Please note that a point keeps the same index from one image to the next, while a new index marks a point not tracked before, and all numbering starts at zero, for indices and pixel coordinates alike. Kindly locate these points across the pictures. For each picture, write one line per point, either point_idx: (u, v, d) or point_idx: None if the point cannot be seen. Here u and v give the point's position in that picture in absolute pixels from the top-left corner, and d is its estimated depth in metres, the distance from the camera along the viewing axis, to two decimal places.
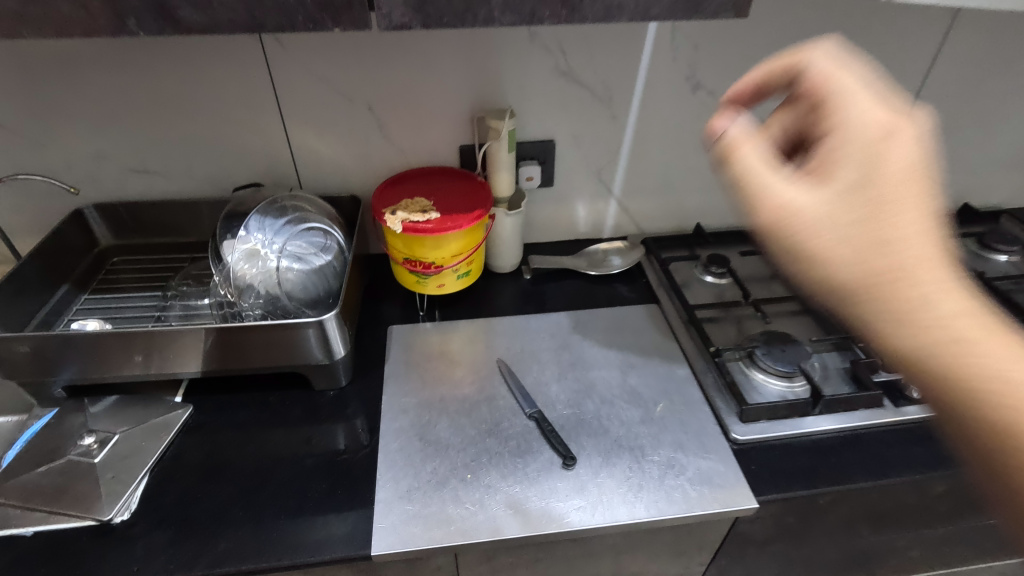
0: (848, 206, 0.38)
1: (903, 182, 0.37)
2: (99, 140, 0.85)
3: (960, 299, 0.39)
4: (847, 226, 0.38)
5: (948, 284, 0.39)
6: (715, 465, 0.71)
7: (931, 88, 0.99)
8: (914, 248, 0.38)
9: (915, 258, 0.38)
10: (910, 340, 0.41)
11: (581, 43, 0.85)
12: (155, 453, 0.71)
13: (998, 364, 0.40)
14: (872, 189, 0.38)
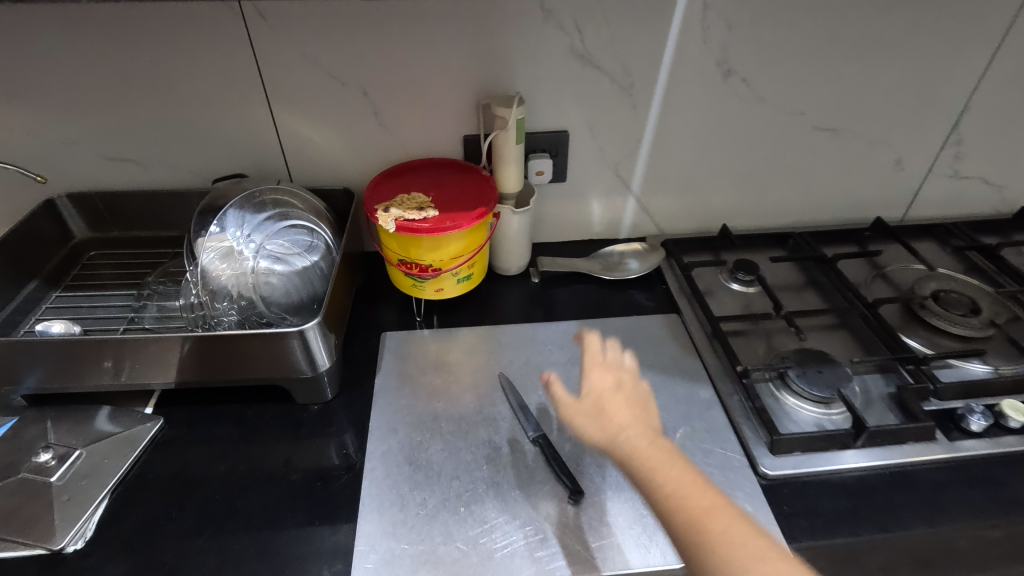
0: (599, 425, 0.61)
1: (625, 406, 0.62)
2: (71, 124, 0.79)
3: (689, 484, 0.56)
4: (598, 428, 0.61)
5: (682, 486, 0.56)
6: (743, 504, 0.62)
7: (993, 78, 0.88)
8: (642, 448, 0.59)
9: (643, 461, 0.58)
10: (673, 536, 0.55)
11: (599, 23, 0.76)
12: (118, 472, 0.64)
13: (731, 549, 0.51)
14: (611, 412, 0.62)
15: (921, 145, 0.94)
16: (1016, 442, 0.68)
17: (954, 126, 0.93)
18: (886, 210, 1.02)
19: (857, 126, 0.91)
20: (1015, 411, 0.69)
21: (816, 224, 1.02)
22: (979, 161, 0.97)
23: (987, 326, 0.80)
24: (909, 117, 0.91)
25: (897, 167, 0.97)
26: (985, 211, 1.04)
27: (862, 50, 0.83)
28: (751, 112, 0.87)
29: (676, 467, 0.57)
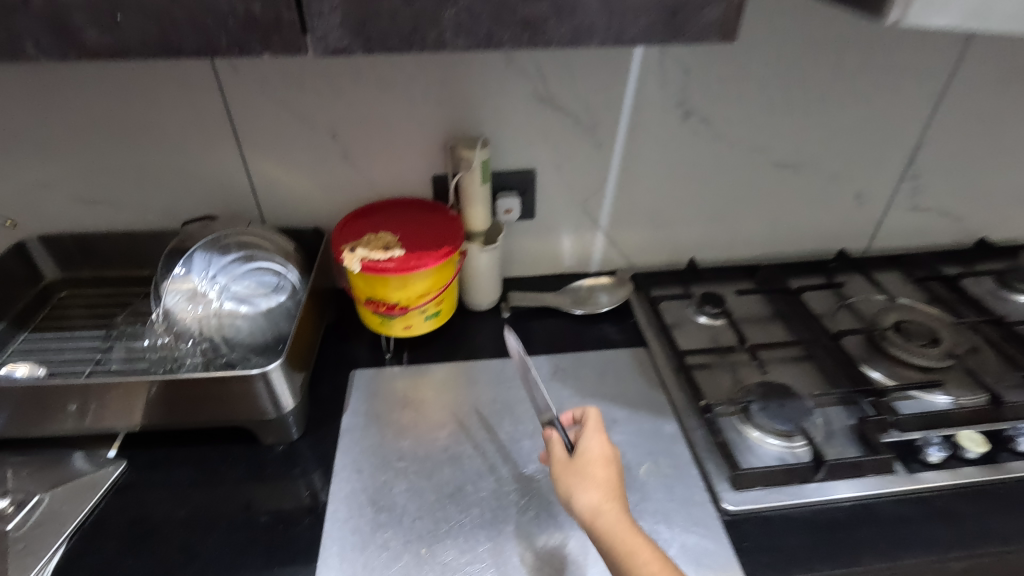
0: (576, 490, 0.58)
1: (611, 475, 0.60)
2: (42, 167, 0.80)
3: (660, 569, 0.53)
4: (580, 490, 0.58)
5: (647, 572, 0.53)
6: (705, 541, 0.62)
7: (943, 116, 0.91)
8: (613, 520, 0.56)
9: (616, 538, 0.55)
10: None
11: (560, 68, 0.79)
12: (76, 517, 0.64)
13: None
14: (588, 479, 0.58)
15: (880, 180, 0.97)
16: (974, 473, 0.69)
17: (910, 161, 0.96)
18: (850, 241, 1.05)
19: (816, 162, 0.94)
20: (972, 442, 0.70)
21: (783, 256, 1.05)
22: (936, 194, 1.01)
23: (945, 356, 0.82)
24: (866, 153, 0.94)
25: (858, 200, 0.99)
26: (946, 241, 1.07)
27: (816, 91, 0.86)
28: (712, 150, 0.90)
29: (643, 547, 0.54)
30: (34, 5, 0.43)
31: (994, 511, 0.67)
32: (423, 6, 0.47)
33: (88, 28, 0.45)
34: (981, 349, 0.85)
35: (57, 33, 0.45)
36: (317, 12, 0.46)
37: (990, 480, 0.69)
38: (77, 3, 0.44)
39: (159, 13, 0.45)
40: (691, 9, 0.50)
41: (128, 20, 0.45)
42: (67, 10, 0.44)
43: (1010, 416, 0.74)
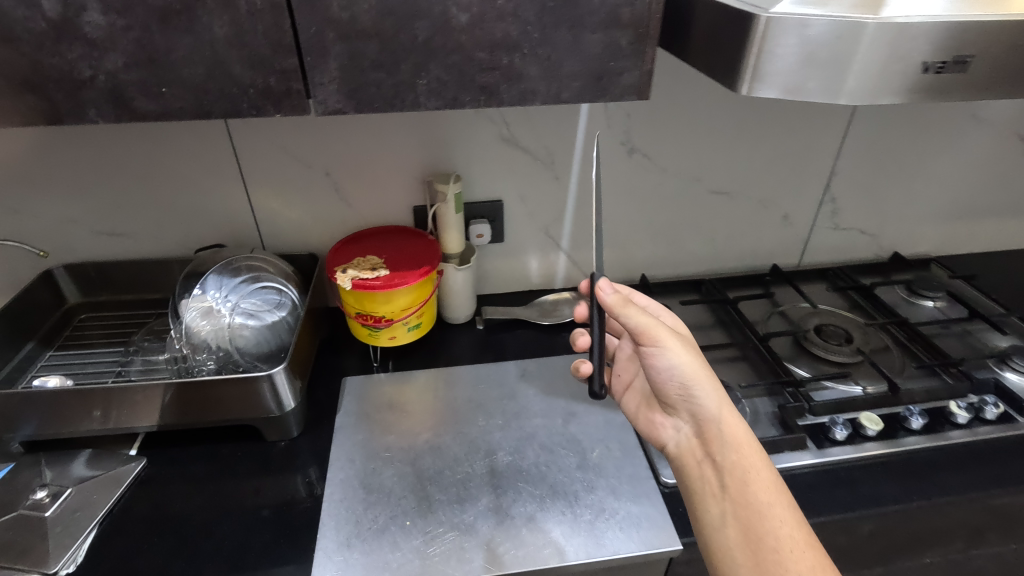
0: (694, 352, 0.71)
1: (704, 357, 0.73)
2: (70, 205, 0.91)
3: (759, 455, 0.67)
4: (686, 351, 0.70)
5: (752, 461, 0.66)
6: (645, 508, 0.74)
7: (852, 149, 1.07)
8: (730, 415, 0.69)
9: (719, 411, 0.69)
10: (715, 478, 0.67)
11: (521, 115, 0.93)
12: (105, 506, 0.74)
13: (777, 515, 0.63)
14: (698, 355, 0.71)
15: (803, 204, 1.12)
16: (874, 448, 0.82)
17: (827, 188, 1.11)
18: (783, 257, 1.19)
19: (746, 189, 1.08)
20: (871, 422, 0.83)
21: (725, 271, 1.19)
22: (854, 215, 1.16)
23: (857, 353, 0.96)
24: (789, 182, 1.09)
25: (786, 222, 1.14)
26: (868, 256, 1.22)
27: (741, 130, 1.01)
28: (656, 180, 1.04)
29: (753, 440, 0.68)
30: (97, 82, 0.56)
31: (889, 479, 0.79)
32: (401, 78, 0.60)
33: (139, 99, 0.57)
34: (889, 346, 1.00)
35: (114, 102, 0.57)
36: (318, 83, 0.59)
37: (887, 454, 0.82)
38: (131, 80, 0.56)
39: (195, 86, 0.57)
40: (612, 75, 0.63)
41: (171, 92, 0.57)
42: (123, 85, 0.56)
43: (906, 401, 0.87)
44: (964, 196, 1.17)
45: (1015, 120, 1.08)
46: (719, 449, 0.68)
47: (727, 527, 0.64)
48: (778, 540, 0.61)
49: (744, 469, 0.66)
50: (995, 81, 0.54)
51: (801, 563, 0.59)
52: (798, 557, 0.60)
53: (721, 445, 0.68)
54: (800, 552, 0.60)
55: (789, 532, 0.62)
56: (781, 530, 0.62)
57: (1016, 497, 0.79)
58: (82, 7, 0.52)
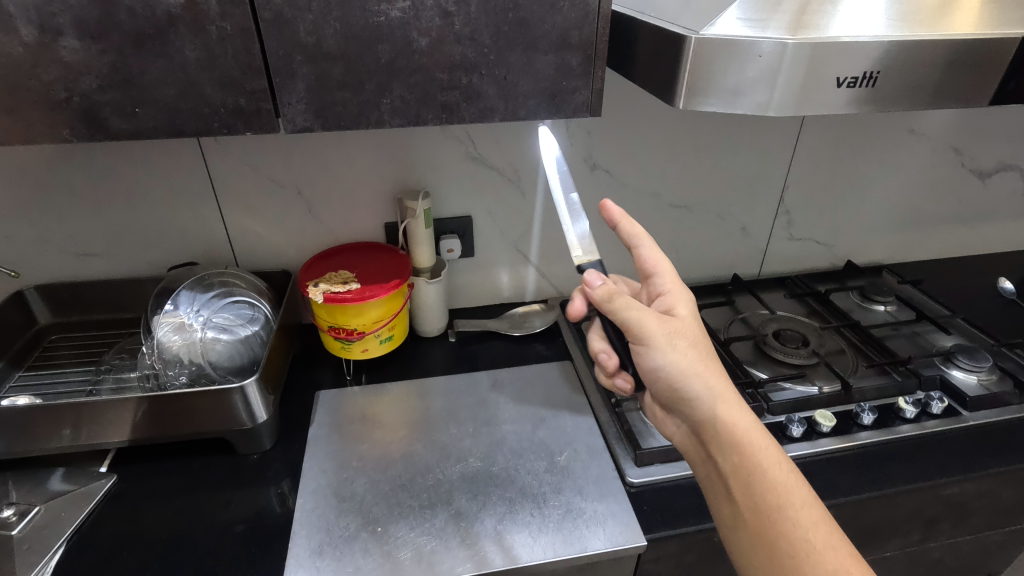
0: (683, 347, 0.66)
1: (699, 341, 0.68)
2: (43, 226, 0.93)
3: (768, 450, 0.65)
4: (673, 348, 0.66)
5: (764, 462, 0.64)
6: (611, 506, 0.76)
7: (802, 163, 1.13)
8: (733, 412, 0.66)
9: (719, 411, 0.65)
10: (725, 480, 0.66)
11: (487, 134, 0.97)
12: (73, 522, 0.74)
13: (791, 516, 0.61)
14: (689, 347, 0.67)
15: (759, 216, 1.18)
16: (828, 443, 0.86)
17: (781, 200, 1.17)
18: (743, 267, 1.25)
19: (704, 203, 1.14)
20: (824, 419, 0.87)
21: (689, 282, 1.23)
22: (808, 226, 1.22)
23: (813, 355, 1.00)
24: (744, 195, 1.14)
25: (744, 233, 1.20)
26: (823, 264, 1.28)
27: (695, 146, 1.07)
28: (618, 195, 1.09)
29: (760, 435, 0.65)
30: (72, 102, 0.58)
31: (843, 472, 0.83)
32: (366, 97, 0.63)
33: (113, 118, 0.60)
34: (843, 349, 1.04)
35: (89, 122, 0.60)
36: (287, 102, 0.63)
37: (841, 449, 0.86)
38: (106, 100, 0.59)
39: (167, 106, 0.60)
40: (565, 94, 0.67)
41: (144, 112, 0.60)
42: (98, 105, 0.59)
43: (858, 398, 0.91)
44: (909, 206, 1.24)
45: (948, 135, 1.16)
46: (724, 451, 0.65)
47: (741, 529, 0.64)
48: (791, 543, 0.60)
49: (752, 472, 0.63)
50: (903, 95, 0.61)
51: (822, 568, 0.58)
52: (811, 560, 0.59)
53: (726, 447, 0.65)
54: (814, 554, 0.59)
55: (805, 533, 0.60)
56: (795, 531, 0.61)
57: (962, 486, 0.83)
58: (58, 33, 0.55)
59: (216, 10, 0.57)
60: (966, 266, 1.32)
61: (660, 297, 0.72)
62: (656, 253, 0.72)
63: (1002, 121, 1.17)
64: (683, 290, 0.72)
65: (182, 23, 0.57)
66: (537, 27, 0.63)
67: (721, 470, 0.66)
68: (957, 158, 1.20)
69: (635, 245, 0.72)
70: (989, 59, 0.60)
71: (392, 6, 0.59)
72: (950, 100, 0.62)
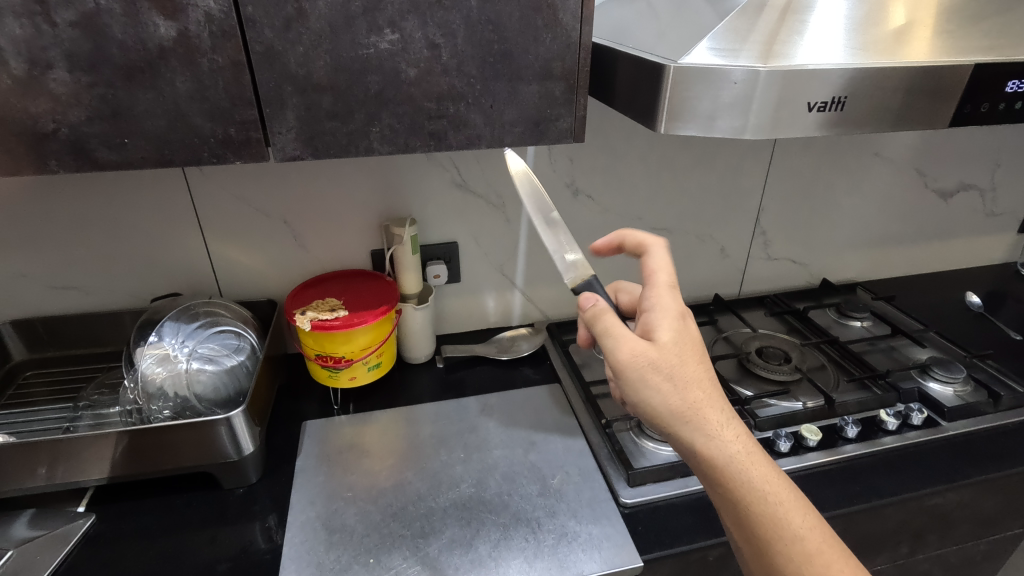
0: (689, 396, 0.59)
1: (707, 384, 0.60)
2: (21, 260, 0.91)
3: (798, 507, 0.59)
4: (679, 399, 0.59)
5: (771, 498, 0.58)
6: (605, 528, 0.76)
7: (775, 185, 1.17)
8: (754, 470, 0.59)
9: (740, 470, 0.59)
10: (751, 546, 0.60)
11: (471, 162, 0.99)
12: (49, 566, 0.71)
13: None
14: (697, 392, 0.59)
15: (737, 238, 1.22)
16: (815, 457, 0.87)
17: (757, 222, 1.21)
18: (724, 287, 1.28)
19: (684, 225, 1.17)
20: (810, 433, 0.89)
21: None
22: (784, 246, 1.26)
23: (795, 371, 1.02)
24: (722, 217, 1.18)
25: (723, 254, 1.23)
26: (800, 283, 1.32)
27: (673, 170, 1.10)
28: (600, 219, 1.12)
29: (785, 492, 0.59)
30: (60, 135, 0.58)
31: (832, 486, 0.84)
32: (355, 126, 0.65)
33: (101, 150, 0.60)
34: (824, 364, 1.07)
35: (75, 154, 0.60)
36: (277, 132, 0.63)
37: (828, 462, 0.87)
38: (94, 132, 0.59)
39: (156, 137, 0.61)
40: (549, 121, 0.69)
41: (133, 143, 0.60)
42: (85, 137, 0.59)
43: (841, 412, 0.93)
44: (878, 225, 1.29)
45: (911, 157, 1.22)
46: (748, 516, 0.59)
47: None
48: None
49: (784, 539, 0.57)
50: (868, 119, 0.64)
51: None
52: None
53: (749, 512, 0.59)
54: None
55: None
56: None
57: (946, 496, 0.85)
58: (48, 66, 0.56)
59: (208, 43, 0.58)
60: (935, 282, 1.37)
61: (648, 308, 0.63)
62: (664, 261, 0.64)
63: (960, 143, 1.23)
64: (671, 300, 0.63)
65: (173, 56, 0.58)
66: (521, 58, 0.65)
67: (744, 533, 0.60)
68: (920, 179, 1.25)
69: (643, 252, 0.67)
70: (945, 84, 0.64)
71: (381, 38, 0.61)
72: (911, 124, 0.66)
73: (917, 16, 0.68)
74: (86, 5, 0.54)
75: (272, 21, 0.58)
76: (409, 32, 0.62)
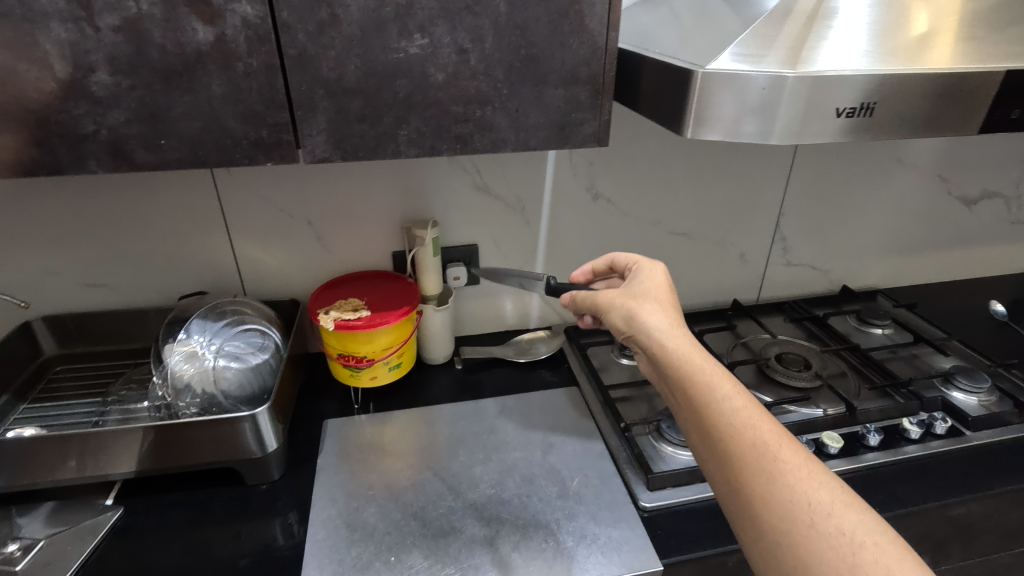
0: (648, 307, 0.67)
1: (668, 307, 0.68)
2: (54, 257, 0.94)
3: (748, 409, 0.58)
4: (640, 309, 0.67)
5: (718, 385, 0.60)
6: (624, 532, 0.76)
7: (795, 191, 1.17)
8: (700, 359, 0.62)
9: (686, 357, 0.62)
10: (701, 438, 0.59)
11: (492, 165, 1.00)
12: (79, 556, 0.73)
13: (775, 482, 0.53)
14: (657, 308, 0.68)
15: (757, 244, 1.21)
16: (836, 465, 0.87)
17: (777, 227, 1.20)
18: (742, 293, 1.27)
19: (703, 230, 1.17)
20: (832, 440, 0.88)
21: (689, 307, 1.26)
22: (804, 252, 1.25)
23: (815, 378, 1.02)
24: (741, 222, 1.18)
25: (742, 260, 1.22)
26: (820, 289, 1.31)
27: (694, 175, 1.10)
28: (619, 223, 1.12)
29: (731, 386, 0.60)
30: (99, 136, 0.60)
31: None
32: (384, 129, 0.66)
33: (138, 151, 0.62)
34: (845, 371, 1.06)
35: (114, 154, 0.61)
36: (307, 134, 0.65)
37: (849, 470, 0.87)
38: (132, 133, 0.61)
39: (191, 138, 0.62)
40: (574, 125, 0.70)
41: (169, 144, 0.62)
42: (124, 138, 0.61)
43: (863, 420, 0.93)
44: (900, 232, 1.28)
45: (934, 163, 1.21)
46: (694, 401, 0.60)
47: (722, 504, 0.57)
48: (778, 514, 0.52)
49: (722, 427, 0.57)
50: (896, 124, 0.64)
51: (791, 485, 0.53)
52: (804, 534, 0.51)
53: (697, 398, 0.60)
54: (805, 527, 0.51)
55: (795, 503, 0.52)
56: (784, 501, 0.52)
57: (971, 506, 0.83)
58: (91, 69, 0.57)
59: (243, 48, 0.59)
60: (957, 290, 1.35)
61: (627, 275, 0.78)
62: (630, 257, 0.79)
63: (985, 150, 1.22)
64: (646, 263, 0.77)
65: (209, 60, 0.59)
66: (547, 62, 0.66)
67: (695, 425, 0.60)
68: (943, 185, 1.24)
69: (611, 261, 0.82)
70: (974, 90, 0.63)
71: (411, 43, 0.62)
72: (939, 130, 0.66)
73: (944, 21, 0.68)
74: (128, 11, 0.56)
75: (306, 26, 0.60)
76: (439, 37, 0.63)
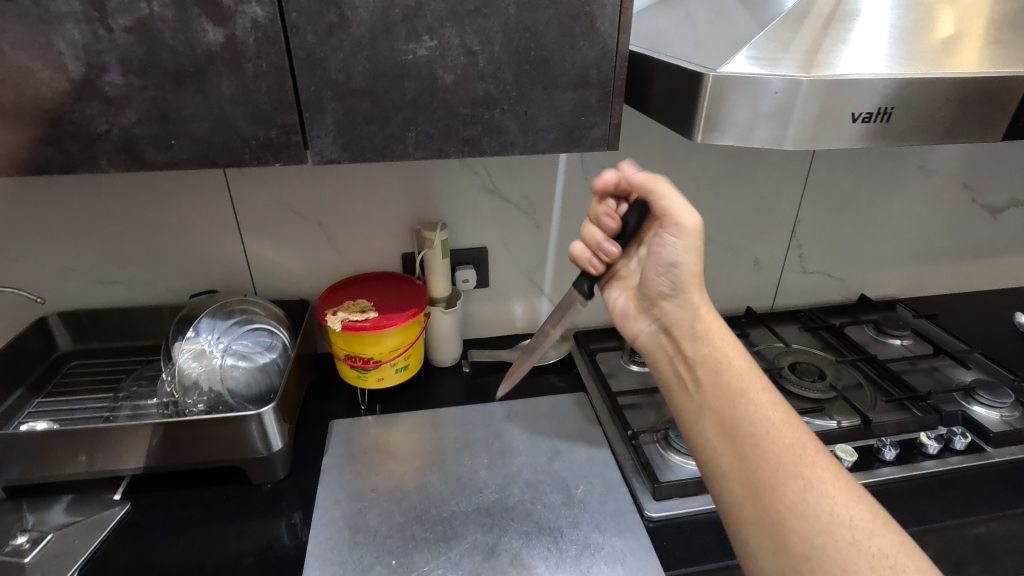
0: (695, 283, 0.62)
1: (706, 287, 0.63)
2: (71, 254, 0.95)
3: (782, 406, 0.58)
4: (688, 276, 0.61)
5: (752, 382, 0.59)
6: (629, 542, 0.75)
7: (812, 197, 1.14)
8: (735, 350, 0.61)
9: (722, 344, 0.61)
10: (725, 430, 0.58)
11: (503, 167, 1.00)
12: (86, 551, 0.74)
13: (813, 492, 0.52)
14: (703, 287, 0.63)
15: (772, 250, 1.19)
16: None
17: (792, 234, 1.18)
18: (756, 300, 1.25)
19: (717, 236, 1.15)
20: (845, 454, 0.86)
21: None
22: (820, 259, 1.22)
23: (830, 389, 0.99)
24: (756, 228, 1.15)
25: (757, 267, 1.20)
26: (837, 298, 1.28)
27: (707, 179, 1.08)
28: None
29: (767, 388, 0.59)
30: (111, 135, 0.61)
31: None
32: (392, 131, 0.66)
33: (149, 150, 0.62)
34: (861, 382, 1.04)
35: (125, 154, 0.62)
36: (316, 135, 0.65)
37: (863, 484, 0.85)
38: (143, 133, 0.61)
39: (201, 139, 0.62)
40: (584, 128, 0.69)
41: (179, 144, 0.62)
42: (135, 138, 0.61)
43: (877, 434, 0.90)
44: (921, 240, 1.25)
45: (958, 169, 1.18)
46: (726, 392, 0.59)
47: (746, 506, 0.55)
48: (813, 527, 0.51)
49: (760, 427, 0.56)
50: (915, 129, 0.62)
51: (826, 498, 0.52)
52: (841, 550, 0.50)
53: (729, 390, 0.59)
54: (844, 543, 0.50)
55: (833, 517, 0.51)
56: (820, 513, 0.51)
57: (989, 526, 0.81)
58: (104, 70, 0.58)
59: (253, 49, 0.59)
60: (980, 300, 1.31)
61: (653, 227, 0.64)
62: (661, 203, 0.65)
63: (1011, 157, 1.18)
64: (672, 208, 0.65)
65: (220, 61, 0.60)
66: (556, 65, 0.65)
67: (720, 416, 0.58)
68: (967, 192, 1.21)
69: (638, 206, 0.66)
70: (998, 95, 0.61)
71: (420, 45, 0.62)
72: (962, 136, 0.64)
73: (971, 24, 0.65)
74: (140, 12, 0.57)
75: (315, 28, 0.60)
76: (447, 39, 0.62)
